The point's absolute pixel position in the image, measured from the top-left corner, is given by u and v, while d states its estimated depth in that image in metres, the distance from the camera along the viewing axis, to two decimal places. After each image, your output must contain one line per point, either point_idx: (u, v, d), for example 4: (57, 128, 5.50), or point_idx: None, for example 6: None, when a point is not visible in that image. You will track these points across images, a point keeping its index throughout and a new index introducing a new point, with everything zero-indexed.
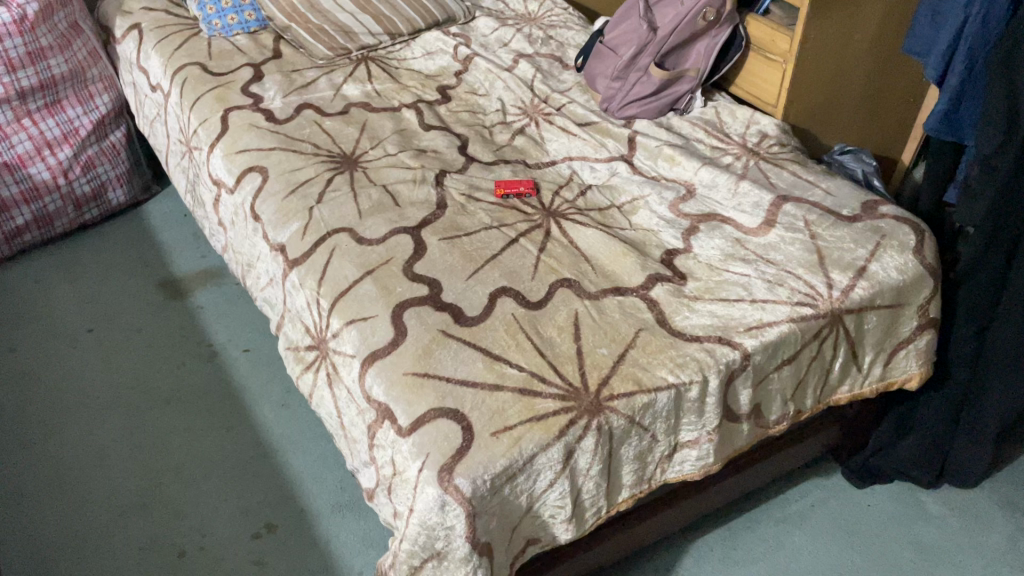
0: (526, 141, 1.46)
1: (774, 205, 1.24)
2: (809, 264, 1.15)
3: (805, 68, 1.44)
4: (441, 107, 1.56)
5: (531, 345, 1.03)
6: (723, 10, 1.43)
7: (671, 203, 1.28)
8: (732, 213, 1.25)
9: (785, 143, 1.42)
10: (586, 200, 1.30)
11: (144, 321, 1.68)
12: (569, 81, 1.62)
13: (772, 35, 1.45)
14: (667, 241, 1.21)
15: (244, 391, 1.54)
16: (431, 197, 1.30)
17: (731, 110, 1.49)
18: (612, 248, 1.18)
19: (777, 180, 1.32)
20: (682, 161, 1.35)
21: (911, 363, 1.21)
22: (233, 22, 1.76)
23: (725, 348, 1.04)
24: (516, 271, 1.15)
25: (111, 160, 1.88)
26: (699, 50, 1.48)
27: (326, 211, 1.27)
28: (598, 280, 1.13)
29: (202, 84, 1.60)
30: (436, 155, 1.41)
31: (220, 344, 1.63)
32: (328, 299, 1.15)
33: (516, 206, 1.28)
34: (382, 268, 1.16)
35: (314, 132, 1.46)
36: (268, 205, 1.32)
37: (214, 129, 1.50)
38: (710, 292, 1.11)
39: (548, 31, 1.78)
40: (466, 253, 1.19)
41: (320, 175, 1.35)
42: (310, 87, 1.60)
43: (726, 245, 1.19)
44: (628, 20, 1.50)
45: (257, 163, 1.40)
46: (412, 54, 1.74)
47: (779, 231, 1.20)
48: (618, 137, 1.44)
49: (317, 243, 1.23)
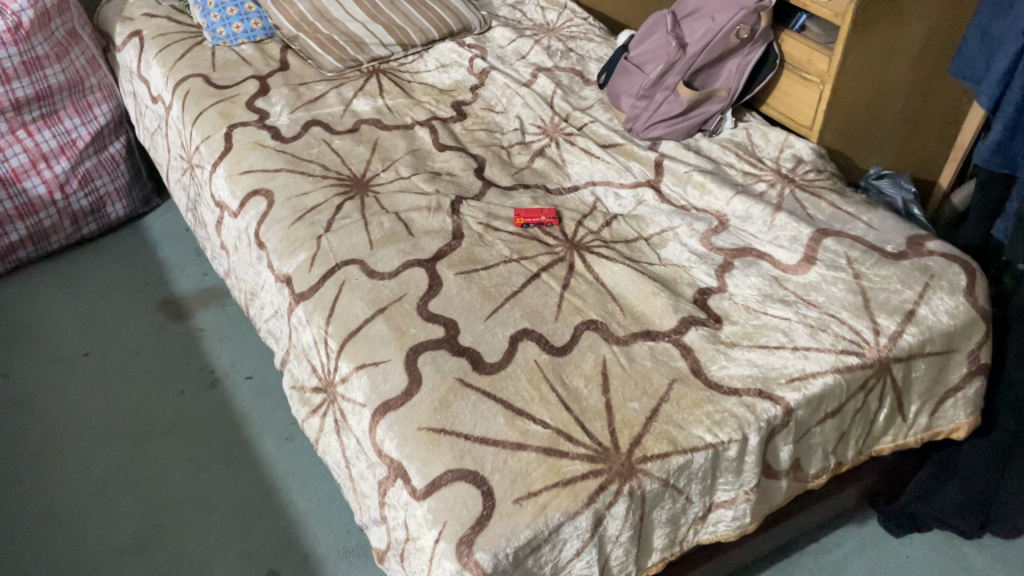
0: (546, 163, 1.38)
1: (814, 240, 1.16)
2: (854, 306, 1.07)
3: (843, 89, 1.36)
4: (457, 125, 1.48)
5: (556, 397, 0.95)
6: (757, 27, 1.34)
7: (703, 235, 1.19)
8: (768, 248, 1.17)
9: (821, 169, 1.34)
10: (612, 231, 1.22)
11: (144, 343, 1.61)
12: (591, 97, 1.54)
13: (809, 53, 1.36)
14: (699, 278, 1.13)
15: (248, 422, 1.46)
16: (447, 225, 1.22)
17: (764, 132, 1.41)
18: (641, 286, 1.10)
19: (815, 211, 1.24)
20: (713, 189, 1.27)
21: (958, 413, 1.13)
22: (238, 31, 1.69)
23: (767, 403, 0.96)
24: (538, 311, 1.07)
25: (109, 172, 1.80)
26: (731, 68, 1.40)
27: (336, 240, 1.19)
28: (627, 323, 1.05)
29: (205, 97, 1.53)
30: (452, 179, 1.34)
31: (222, 370, 1.56)
32: (337, 340, 1.07)
33: (537, 237, 1.21)
34: (395, 306, 1.08)
35: (322, 152, 1.38)
36: (273, 232, 1.24)
37: (217, 147, 1.42)
38: (748, 337, 1.03)
39: (568, 43, 1.70)
40: (485, 290, 1.11)
41: (328, 199, 1.27)
42: (318, 102, 1.52)
43: (763, 284, 1.11)
44: (655, 36, 1.42)
45: (262, 185, 1.32)
46: (426, 66, 1.66)
47: (820, 269, 1.12)
48: (644, 161, 1.36)
49: (325, 275, 1.15)
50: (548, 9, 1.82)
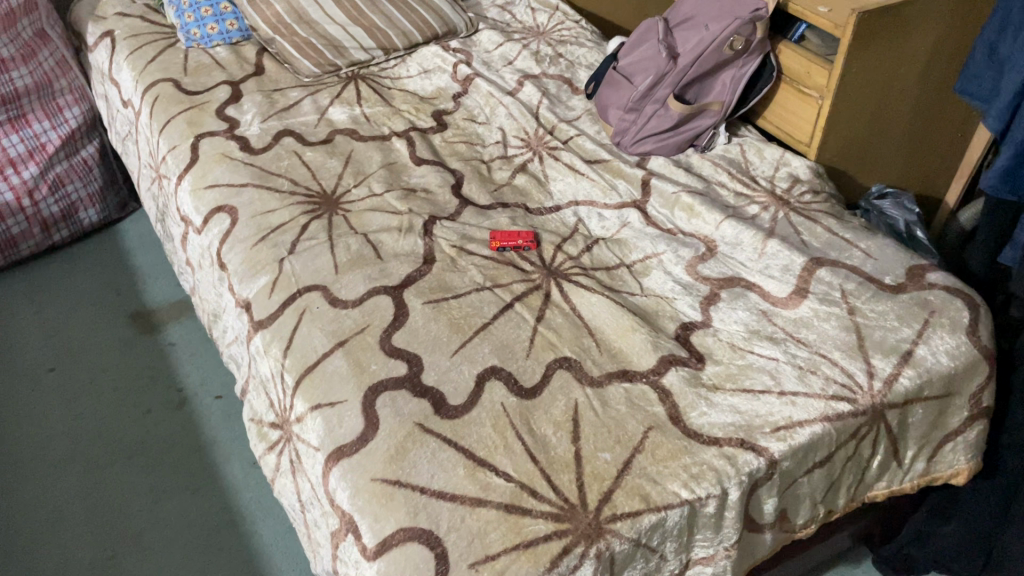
0: (527, 180, 1.31)
1: (806, 270, 1.09)
2: (847, 346, 1.00)
3: (843, 105, 1.28)
4: (436, 136, 1.41)
5: (521, 446, 0.88)
6: (752, 37, 1.27)
7: (689, 263, 1.12)
8: (758, 278, 1.09)
9: (819, 190, 1.26)
10: (593, 257, 1.15)
11: (111, 359, 1.54)
12: (578, 108, 1.47)
13: (807, 66, 1.29)
14: (682, 311, 1.05)
15: (215, 446, 1.40)
16: (418, 248, 1.16)
17: (759, 149, 1.34)
18: (620, 320, 1.03)
19: (810, 238, 1.16)
20: (702, 212, 1.20)
21: (958, 458, 1.06)
22: (213, 33, 1.61)
23: (749, 454, 0.89)
24: (509, 346, 1.00)
25: (81, 177, 1.74)
26: (725, 81, 1.32)
27: (299, 264, 1.13)
28: (603, 360, 0.98)
29: (173, 104, 1.45)
30: (426, 196, 1.26)
31: (190, 389, 1.50)
32: (293, 375, 1.00)
33: (513, 263, 1.14)
34: (356, 339, 1.02)
35: (292, 165, 1.31)
36: (235, 253, 1.18)
37: (183, 158, 1.35)
38: (731, 379, 0.96)
39: (557, 48, 1.63)
40: (453, 321, 1.04)
41: (295, 218, 1.20)
42: (292, 110, 1.45)
43: (750, 318, 1.04)
44: (645, 45, 1.35)
45: (226, 202, 1.25)
46: (408, 71, 1.58)
47: (812, 303, 1.05)
48: (630, 179, 1.29)
49: (286, 302, 1.08)
50: (539, 10, 1.75)
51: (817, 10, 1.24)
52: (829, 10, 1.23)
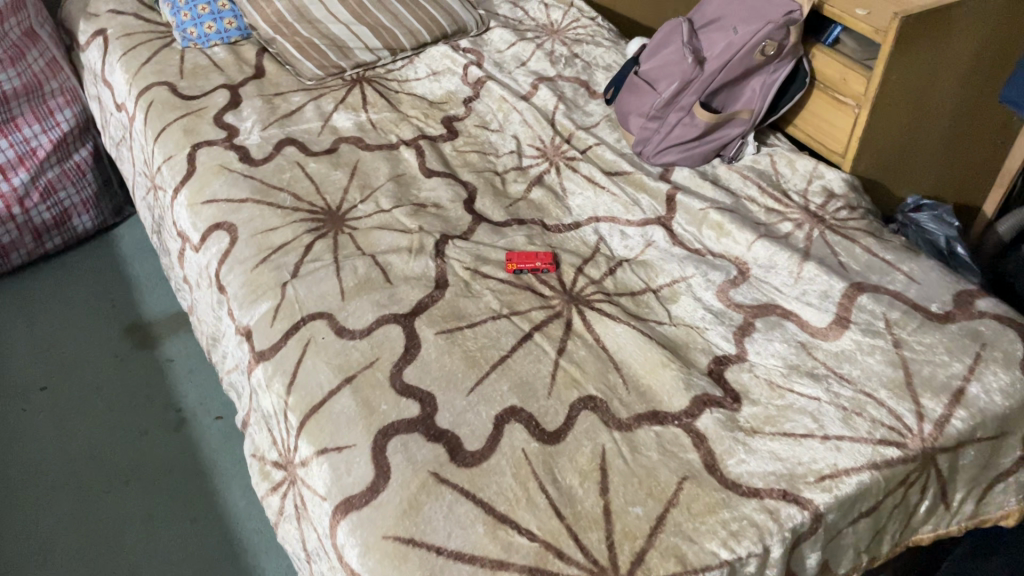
0: (544, 194, 1.23)
1: (847, 296, 1.02)
2: (894, 384, 0.92)
3: (881, 115, 1.20)
4: (447, 145, 1.33)
5: (546, 500, 0.81)
6: (785, 42, 1.18)
7: (720, 288, 1.05)
8: (795, 306, 1.02)
9: (855, 206, 1.18)
10: (616, 281, 1.07)
11: (106, 376, 1.48)
12: (597, 114, 1.39)
13: (844, 73, 1.20)
14: (714, 342, 0.98)
15: (215, 472, 1.33)
16: (429, 271, 1.08)
17: (790, 160, 1.26)
18: (647, 354, 0.96)
19: (848, 260, 1.09)
20: (732, 231, 1.12)
21: (1008, 499, 0.99)
22: (211, 32, 1.53)
23: (792, 508, 0.82)
24: (529, 383, 0.93)
25: (74, 183, 1.66)
26: (755, 87, 1.23)
27: (303, 289, 1.05)
28: (631, 400, 0.91)
29: (169, 110, 1.38)
30: (437, 212, 1.19)
31: (189, 409, 1.43)
32: (297, 414, 0.93)
33: (530, 288, 1.06)
34: (364, 374, 0.94)
35: (295, 178, 1.24)
36: (234, 276, 1.10)
37: (179, 169, 1.28)
38: (770, 422, 0.89)
39: (573, 47, 1.54)
40: (468, 354, 0.97)
41: (298, 238, 1.13)
42: (294, 116, 1.37)
43: (788, 351, 0.96)
44: (668, 49, 1.26)
45: (225, 218, 1.18)
46: (416, 73, 1.50)
47: (854, 334, 0.98)
48: (654, 193, 1.21)
49: (289, 331, 1.01)
50: (552, 7, 1.66)
51: (854, 13, 1.16)
52: (869, 14, 1.15)
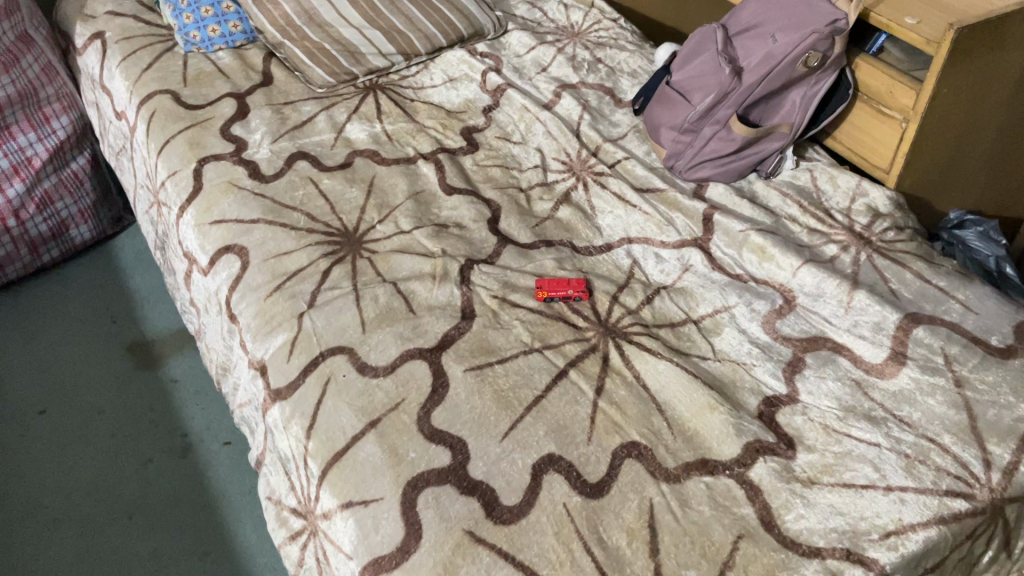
0: (572, 212, 1.16)
1: (901, 329, 0.96)
2: (958, 428, 0.86)
3: (930, 129, 1.13)
4: (467, 158, 1.26)
5: (592, 564, 0.75)
6: (829, 53, 1.12)
7: (765, 319, 0.99)
8: (847, 340, 0.96)
9: (902, 227, 1.12)
10: (654, 310, 1.01)
11: (108, 399, 1.41)
12: (624, 124, 1.33)
13: (891, 84, 1.13)
14: (762, 380, 0.92)
15: (223, 504, 1.27)
16: (455, 299, 1.02)
17: (831, 175, 1.19)
18: (693, 395, 0.89)
19: (899, 287, 1.03)
20: (775, 255, 1.06)
21: None
22: (214, 35, 1.46)
23: (857, 570, 0.75)
24: (566, 428, 0.87)
25: (72, 193, 1.59)
26: (795, 99, 1.17)
27: (320, 320, 0.99)
28: (678, 447, 0.85)
29: (173, 121, 1.30)
30: (460, 233, 1.12)
31: (195, 435, 1.36)
32: (319, 462, 0.87)
33: (563, 318, 1.00)
34: (389, 418, 0.88)
35: (308, 196, 1.17)
36: (247, 305, 1.04)
37: (185, 186, 1.21)
38: (828, 471, 0.83)
39: (595, 51, 1.47)
40: (500, 394, 0.90)
41: (314, 263, 1.06)
42: (305, 128, 1.30)
43: (843, 391, 0.90)
44: (702, 58, 1.20)
45: (235, 241, 1.11)
46: (431, 79, 1.43)
47: (912, 371, 0.91)
48: (689, 213, 1.15)
49: (307, 368, 0.95)
50: (572, 7, 1.59)
51: (904, 21, 1.09)
52: (919, 23, 1.08)
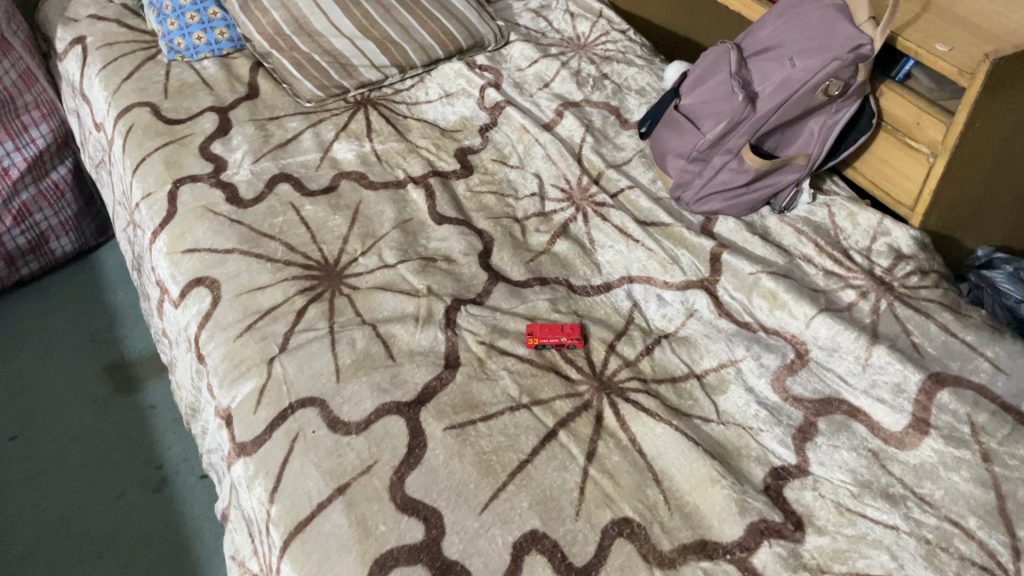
0: (570, 246, 1.08)
1: (924, 392, 0.87)
2: (986, 511, 0.78)
3: (959, 165, 1.04)
4: (460, 183, 1.18)
5: None
6: (852, 81, 1.03)
7: (775, 375, 0.91)
8: (865, 403, 0.88)
9: (926, 270, 1.04)
10: (654, 362, 0.93)
11: (83, 425, 1.35)
12: (629, 148, 1.25)
13: (918, 116, 1.05)
14: (769, 448, 0.84)
15: (198, 543, 1.20)
16: (438, 345, 0.94)
17: (850, 212, 1.11)
18: (692, 465, 0.81)
19: (922, 341, 0.94)
20: (788, 302, 0.97)
21: None
22: (200, 43, 1.38)
23: None
24: (553, 500, 0.79)
25: (52, 204, 1.53)
26: (813, 128, 1.08)
27: (292, 366, 0.91)
28: (674, 525, 0.77)
29: (150, 137, 1.23)
30: (448, 268, 1.05)
31: (171, 467, 1.30)
32: (281, 531, 0.79)
33: (554, 369, 0.92)
34: (359, 483, 0.81)
35: (288, 224, 1.09)
36: (215, 345, 0.97)
37: (159, 209, 1.13)
38: (839, 558, 0.75)
39: (601, 66, 1.39)
40: (482, 458, 0.83)
41: (289, 299, 0.99)
42: (289, 146, 1.22)
43: (858, 463, 0.82)
44: (714, 81, 1.11)
45: (207, 272, 1.04)
46: (426, 94, 1.36)
47: (935, 442, 0.83)
48: (696, 250, 1.06)
49: (275, 421, 0.87)
50: (579, 17, 1.51)
51: (934, 48, 1.00)
52: (951, 50, 0.99)
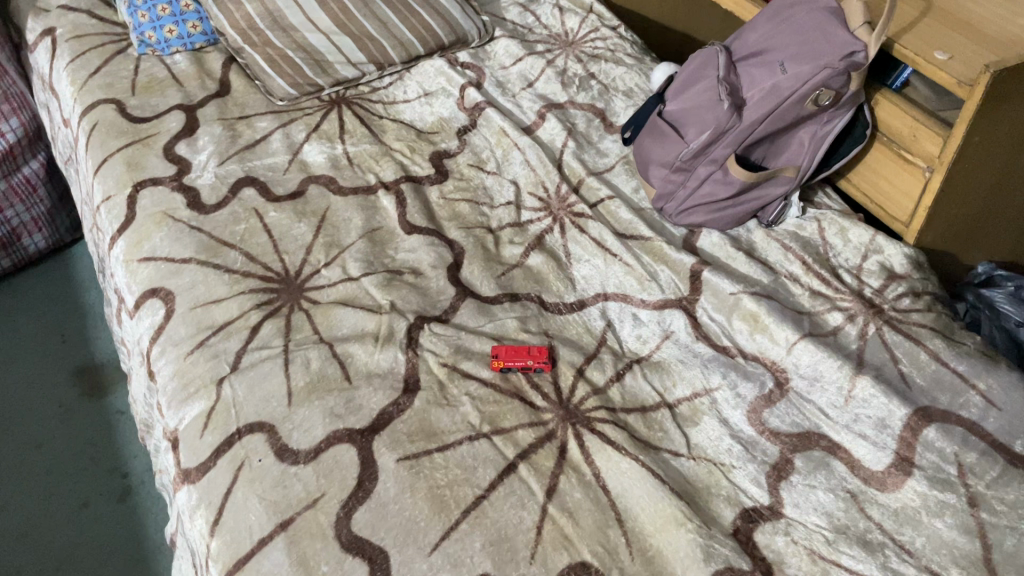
0: (544, 260, 1.03)
1: (909, 428, 0.82)
2: (970, 562, 0.73)
3: (957, 181, 0.98)
4: (434, 189, 1.13)
5: None
6: (844, 90, 0.97)
7: (752, 406, 0.86)
8: (846, 440, 0.82)
9: (919, 292, 0.98)
10: (624, 389, 0.88)
11: (49, 431, 1.31)
12: (612, 154, 1.20)
13: (915, 128, 0.99)
14: (741, 487, 0.79)
15: (159, 558, 1.16)
16: (398, 366, 0.89)
17: (841, 227, 1.06)
18: (658, 505, 0.76)
19: (910, 370, 0.89)
20: (769, 326, 0.92)
21: None
22: (171, 36, 1.33)
23: None
24: (507, 541, 0.74)
25: (24, 200, 1.48)
26: (803, 139, 1.02)
27: (242, 387, 0.87)
28: (634, 571, 0.72)
29: (113, 136, 1.18)
30: (415, 281, 1.00)
31: (137, 475, 1.26)
32: (219, 568, 0.75)
33: (519, 395, 0.87)
34: (304, 518, 0.76)
35: (250, 231, 1.04)
36: (165, 362, 0.92)
37: (117, 214, 1.08)
38: None
39: (588, 65, 1.34)
40: (435, 493, 0.78)
41: (244, 315, 0.94)
42: (257, 148, 1.17)
43: (835, 506, 0.77)
44: (700, 87, 1.06)
45: (162, 283, 0.99)
46: (405, 93, 1.31)
47: (919, 484, 0.78)
48: (675, 266, 1.01)
49: (221, 448, 0.83)
50: (568, 12, 1.45)
51: (933, 57, 0.94)
52: (951, 60, 0.93)
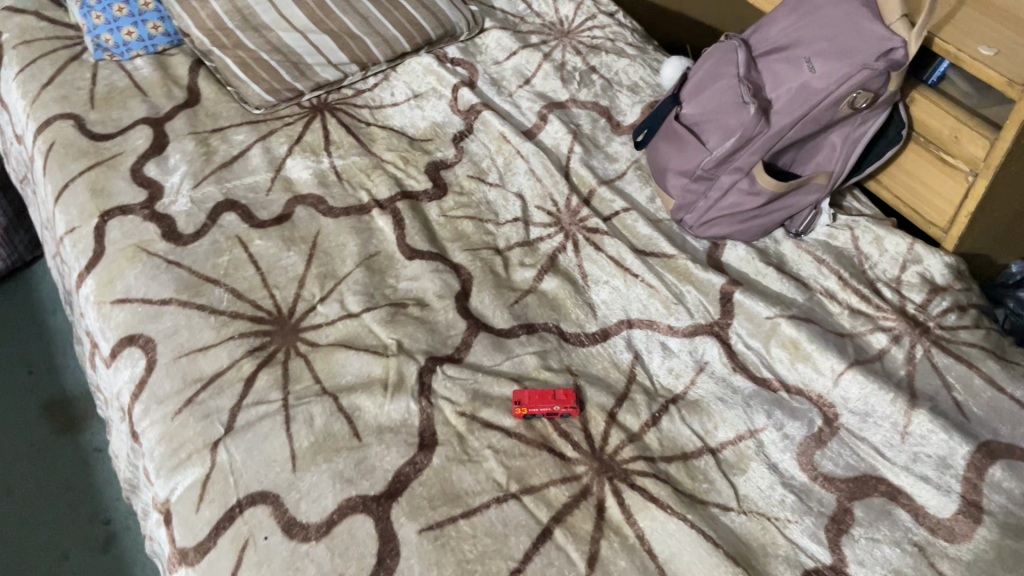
0: (560, 283, 0.95)
1: (972, 468, 0.76)
2: None
3: (1003, 184, 0.90)
4: (432, 206, 1.04)
5: None
6: (881, 91, 0.89)
7: (801, 448, 0.79)
8: (906, 484, 0.76)
9: (964, 307, 0.91)
10: (661, 434, 0.80)
11: (19, 475, 1.21)
12: (622, 158, 1.12)
13: (956, 128, 0.91)
14: (800, 544, 0.72)
15: None
16: (411, 418, 0.81)
17: (876, 236, 0.98)
18: (713, 572, 0.69)
19: (966, 399, 0.82)
20: (812, 354, 0.85)
21: None
22: (131, 39, 1.20)
23: None
24: None
25: None
26: (835, 143, 0.94)
27: (240, 452, 0.78)
28: None
29: (74, 157, 1.06)
30: (421, 315, 0.91)
31: (120, 522, 1.17)
32: None
33: (547, 445, 0.79)
34: None
35: (235, 264, 0.95)
36: (150, 423, 0.82)
37: (83, 248, 0.97)
38: None
39: (588, 58, 1.24)
40: (465, 569, 0.70)
41: (235, 364, 0.85)
42: (236, 165, 1.07)
43: (903, 562, 0.71)
44: (720, 86, 0.97)
45: (140, 329, 0.89)
46: (392, 94, 1.20)
47: (990, 533, 0.72)
48: (703, 287, 0.94)
49: (220, 524, 0.74)
50: None
51: (977, 52, 0.86)
52: (997, 55, 0.85)
